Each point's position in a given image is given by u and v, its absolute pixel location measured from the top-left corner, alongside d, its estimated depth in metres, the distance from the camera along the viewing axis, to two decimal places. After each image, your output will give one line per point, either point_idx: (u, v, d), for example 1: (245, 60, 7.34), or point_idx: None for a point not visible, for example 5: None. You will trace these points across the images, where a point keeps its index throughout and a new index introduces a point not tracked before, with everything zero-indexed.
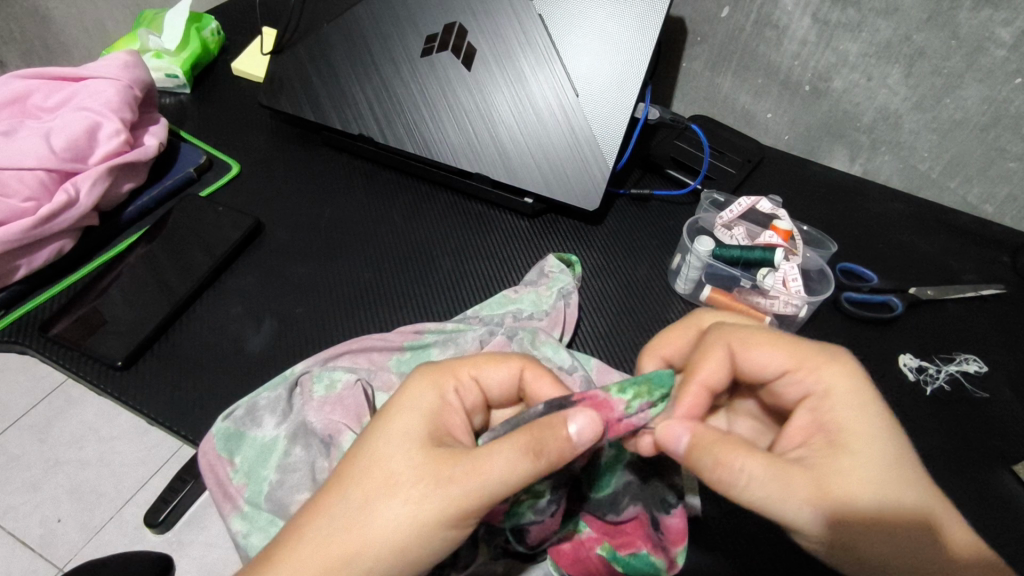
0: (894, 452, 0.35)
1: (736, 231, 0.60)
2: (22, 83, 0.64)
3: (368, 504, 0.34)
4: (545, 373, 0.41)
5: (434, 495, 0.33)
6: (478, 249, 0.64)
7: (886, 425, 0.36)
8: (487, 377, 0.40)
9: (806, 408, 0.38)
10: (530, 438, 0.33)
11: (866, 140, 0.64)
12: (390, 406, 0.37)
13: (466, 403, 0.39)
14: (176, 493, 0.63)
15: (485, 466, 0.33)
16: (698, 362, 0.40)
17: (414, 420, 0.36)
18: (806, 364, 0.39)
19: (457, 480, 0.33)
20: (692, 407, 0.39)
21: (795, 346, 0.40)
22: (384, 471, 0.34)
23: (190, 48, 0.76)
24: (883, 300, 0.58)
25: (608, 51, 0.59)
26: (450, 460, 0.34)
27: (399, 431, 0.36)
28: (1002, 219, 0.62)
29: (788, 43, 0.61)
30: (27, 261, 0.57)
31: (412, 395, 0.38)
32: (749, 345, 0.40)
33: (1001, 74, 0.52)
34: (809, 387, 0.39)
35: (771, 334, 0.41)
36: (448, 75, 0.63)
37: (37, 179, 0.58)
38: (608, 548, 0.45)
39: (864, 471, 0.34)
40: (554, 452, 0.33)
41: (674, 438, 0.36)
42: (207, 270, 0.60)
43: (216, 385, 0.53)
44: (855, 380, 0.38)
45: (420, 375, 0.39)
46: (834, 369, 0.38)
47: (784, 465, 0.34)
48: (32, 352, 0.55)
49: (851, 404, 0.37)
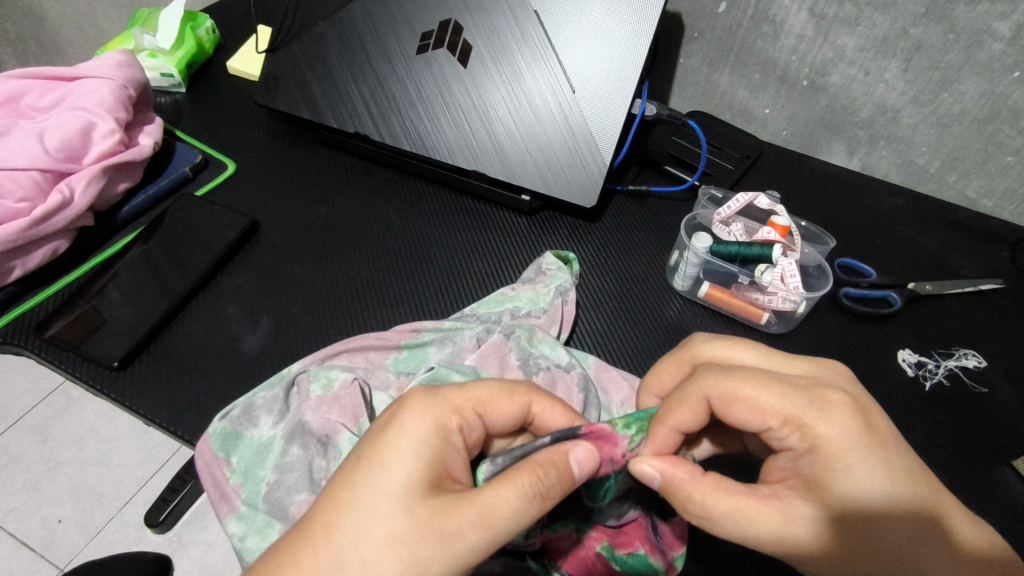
0: (871, 500, 0.34)
1: (734, 227, 0.60)
2: (15, 83, 0.64)
3: (366, 565, 0.32)
4: (554, 404, 0.41)
5: (439, 554, 0.32)
6: (476, 248, 0.63)
7: (874, 475, 0.34)
8: (492, 412, 0.39)
9: (787, 457, 0.37)
10: (536, 482, 0.34)
11: (864, 135, 0.64)
12: (385, 451, 0.35)
13: (469, 439, 0.38)
14: (176, 492, 0.63)
15: (496, 519, 0.33)
16: (669, 405, 0.39)
17: (414, 466, 0.34)
18: (791, 420, 0.36)
19: (464, 535, 0.32)
20: (661, 444, 0.39)
21: (787, 399, 0.37)
22: (380, 529, 0.32)
23: (185, 47, 0.76)
24: (882, 295, 0.57)
25: (606, 47, 0.59)
26: (454, 513, 0.33)
27: (397, 482, 0.34)
28: (1001, 213, 0.62)
29: (785, 38, 0.61)
30: (22, 261, 0.57)
31: (410, 435, 0.35)
32: (729, 400, 0.38)
33: (999, 68, 0.52)
34: (793, 443, 0.36)
35: (758, 384, 0.37)
36: (445, 73, 0.63)
37: (31, 180, 0.58)
38: (608, 545, 0.44)
39: (829, 516, 0.34)
40: (559, 492, 0.34)
41: (648, 475, 0.38)
42: (204, 269, 0.59)
43: (213, 384, 0.53)
44: (843, 435, 0.35)
45: (418, 411, 0.36)
46: (822, 427, 0.35)
47: (752, 509, 0.35)
48: (29, 353, 0.55)
49: (836, 457, 0.35)
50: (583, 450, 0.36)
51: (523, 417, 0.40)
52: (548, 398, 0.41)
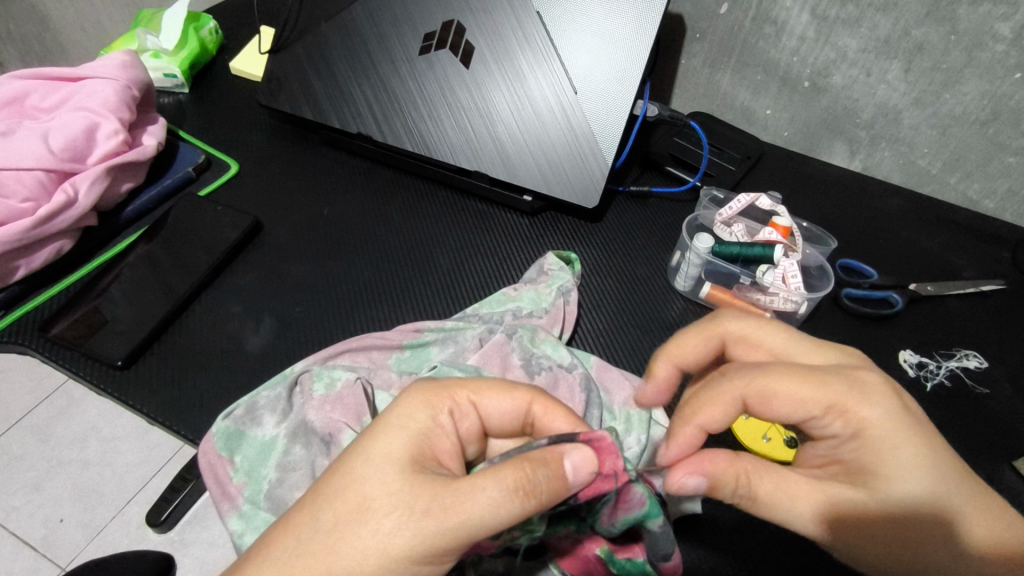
0: (915, 485, 0.35)
1: (735, 228, 0.60)
2: (20, 84, 0.64)
3: (338, 530, 0.33)
4: (556, 408, 0.40)
5: (406, 527, 0.32)
6: (475, 248, 0.64)
7: (917, 461, 0.35)
8: (488, 404, 0.39)
9: (828, 444, 0.37)
10: (520, 476, 0.33)
11: (866, 136, 0.64)
12: (377, 426, 0.36)
13: (462, 428, 0.38)
14: (178, 492, 0.63)
15: (467, 504, 0.32)
16: (699, 401, 0.39)
17: (399, 442, 0.35)
18: (835, 407, 0.36)
19: (434, 515, 0.32)
20: (686, 444, 0.39)
21: (826, 389, 0.36)
22: (357, 495, 0.33)
23: (188, 47, 0.76)
24: (883, 296, 0.57)
25: (607, 47, 0.59)
26: (429, 491, 0.33)
27: (380, 454, 0.35)
28: (1002, 214, 0.62)
29: (787, 39, 0.61)
30: (26, 261, 0.57)
31: (403, 415, 0.37)
32: (768, 397, 0.37)
33: (1001, 69, 0.52)
34: (837, 430, 0.37)
35: (798, 377, 0.37)
36: (447, 73, 0.63)
37: (36, 180, 0.58)
38: (608, 548, 0.44)
39: (874, 501, 0.35)
40: (544, 492, 0.33)
41: (689, 479, 0.37)
42: (206, 270, 0.60)
43: (216, 384, 0.53)
44: (887, 421, 0.35)
45: (415, 395, 0.38)
46: (867, 413, 0.36)
47: (795, 488, 0.36)
48: (32, 353, 0.55)
49: (882, 440, 0.35)
50: (581, 454, 0.35)
51: (522, 417, 0.40)
52: (552, 402, 0.41)
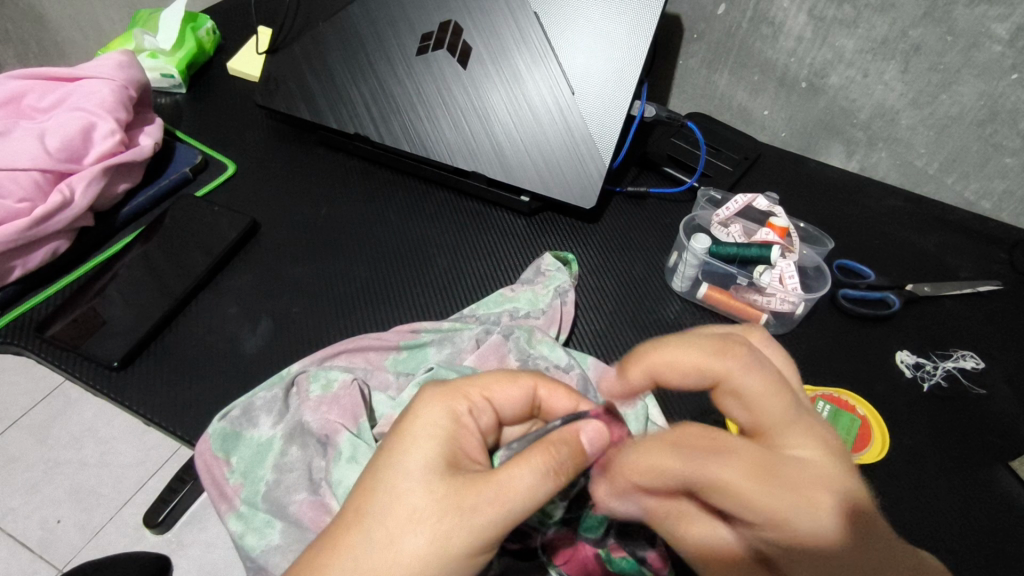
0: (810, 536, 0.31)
1: (732, 228, 0.60)
2: (17, 84, 0.64)
3: (391, 544, 0.33)
4: (557, 386, 0.41)
5: (458, 528, 0.32)
6: (478, 248, 0.64)
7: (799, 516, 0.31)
8: (500, 398, 0.39)
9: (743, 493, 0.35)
10: (548, 458, 0.34)
11: (863, 136, 0.64)
12: (403, 437, 0.36)
13: (481, 425, 0.38)
14: (175, 493, 0.63)
15: (510, 494, 0.33)
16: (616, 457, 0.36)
17: (429, 448, 0.35)
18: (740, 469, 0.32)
19: (482, 510, 0.33)
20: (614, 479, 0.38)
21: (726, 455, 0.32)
22: (404, 507, 0.33)
23: (185, 48, 0.76)
24: (880, 296, 0.57)
25: (605, 48, 0.59)
26: (470, 490, 0.33)
27: (414, 463, 0.34)
28: (999, 215, 0.62)
29: (785, 40, 0.61)
30: (22, 261, 0.57)
31: (424, 422, 0.36)
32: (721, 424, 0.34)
33: (997, 70, 0.52)
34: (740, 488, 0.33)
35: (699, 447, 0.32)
36: (445, 74, 0.63)
37: (32, 180, 0.58)
38: (605, 547, 0.45)
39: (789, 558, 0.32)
40: (571, 468, 0.34)
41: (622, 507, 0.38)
42: (203, 271, 0.60)
43: (213, 385, 0.53)
44: (826, 458, 0.33)
45: (430, 400, 0.37)
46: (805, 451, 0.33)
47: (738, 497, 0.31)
48: (29, 353, 0.55)
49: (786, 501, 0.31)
50: (593, 426, 0.36)
51: (530, 401, 0.40)
52: (552, 382, 0.41)
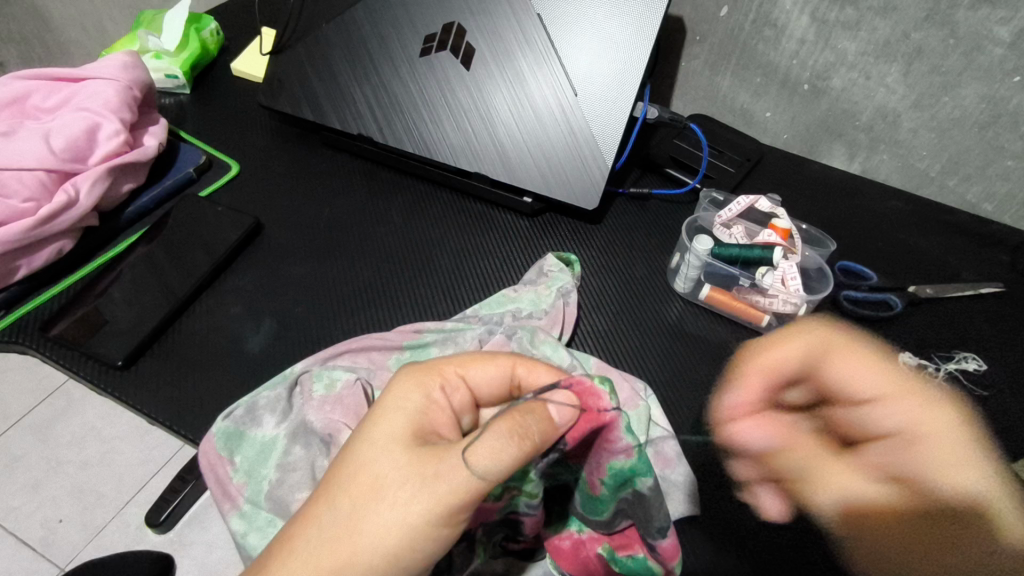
0: (976, 457, 0.39)
1: (735, 230, 0.60)
2: (21, 84, 0.64)
3: (357, 513, 0.33)
4: (538, 364, 0.40)
5: (420, 495, 0.33)
6: (476, 246, 0.64)
7: (968, 461, 0.39)
8: (475, 376, 0.39)
9: (882, 443, 0.40)
10: (512, 425, 0.33)
11: (865, 138, 0.64)
12: (374, 413, 0.37)
13: (455, 402, 0.38)
14: (177, 493, 0.63)
15: (470, 460, 0.32)
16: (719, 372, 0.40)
17: (398, 422, 0.36)
18: (892, 398, 0.42)
19: (442, 477, 0.33)
20: None
21: (893, 379, 0.43)
22: (370, 476, 0.34)
23: (189, 48, 0.76)
24: (882, 299, 0.57)
25: (607, 48, 0.59)
26: (434, 458, 0.34)
27: (381, 435, 0.35)
28: (1001, 217, 0.62)
29: (787, 42, 0.61)
30: (27, 261, 0.57)
31: (395, 398, 0.37)
32: (834, 358, 0.44)
33: (999, 73, 0.52)
34: (895, 427, 0.40)
35: (879, 367, 0.44)
36: (448, 74, 0.64)
37: (37, 180, 0.58)
38: (608, 547, 0.44)
39: (935, 456, 0.38)
40: (537, 434, 0.33)
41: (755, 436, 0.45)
42: (206, 271, 0.60)
43: (215, 385, 0.54)
44: (900, 407, 0.41)
45: (404, 378, 0.38)
46: (898, 411, 0.41)
47: (786, 466, 0.44)
48: (33, 353, 0.55)
49: (929, 480, 0.38)
50: (560, 396, 0.35)
51: (509, 382, 0.39)
52: (534, 362, 0.40)
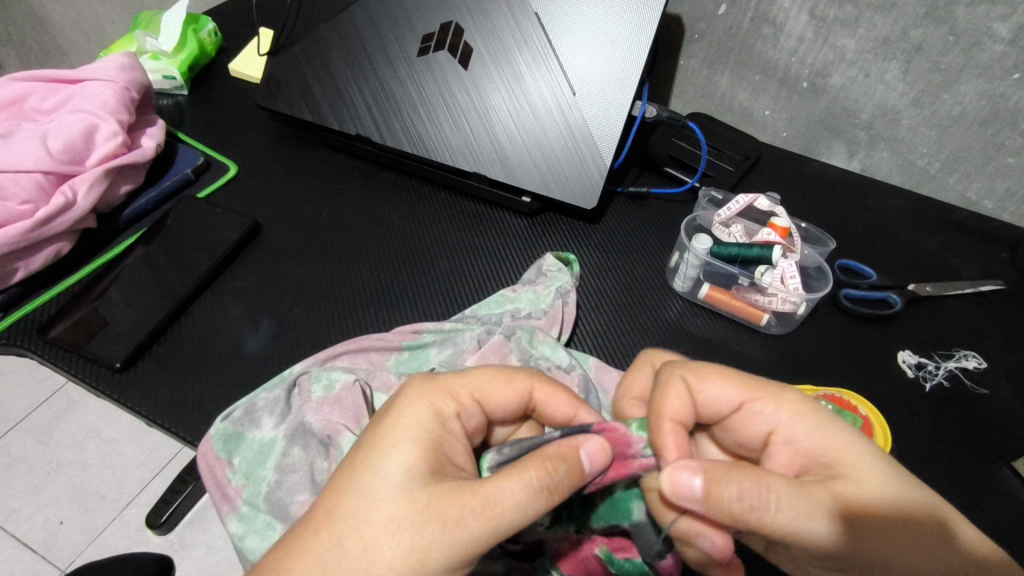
0: (842, 430, 0.37)
1: (733, 229, 0.60)
2: (18, 85, 0.64)
3: (366, 553, 0.33)
4: (556, 390, 0.41)
5: (439, 542, 0.32)
6: (480, 249, 0.64)
7: (844, 433, 0.37)
8: (491, 399, 0.40)
9: (781, 442, 0.38)
10: (543, 476, 0.33)
11: (865, 136, 0.64)
12: (385, 441, 0.36)
13: (468, 427, 0.39)
14: (178, 494, 0.63)
15: (496, 508, 0.33)
16: (657, 398, 0.39)
17: (412, 454, 0.35)
18: (762, 395, 0.39)
19: (464, 524, 0.32)
20: (679, 445, 0.36)
21: (748, 377, 0.40)
22: (382, 514, 0.33)
23: (187, 49, 0.76)
24: (882, 296, 0.57)
25: (607, 49, 0.59)
26: (454, 501, 0.33)
27: (396, 469, 0.35)
28: (1002, 214, 0.62)
29: (786, 40, 0.61)
30: (25, 263, 0.57)
31: (409, 424, 0.37)
32: (701, 379, 0.40)
33: (999, 70, 0.52)
34: (778, 421, 0.38)
35: (724, 370, 0.40)
36: (445, 74, 0.63)
37: (35, 181, 0.58)
38: (607, 548, 0.44)
39: (843, 438, 0.37)
40: (566, 487, 0.34)
41: (686, 481, 0.33)
42: (205, 271, 0.60)
43: (213, 386, 0.53)
44: (812, 402, 0.39)
45: (416, 399, 0.38)
46: (787, 396, 0.39)
47: (798, 513, 0.33)
48: (31, 355, 0.55)
49: (856, 462, 0.36)
50: (594, 444, 0.36)
51: (524, 404, 0.41)
52: (551, 385, 0.41)
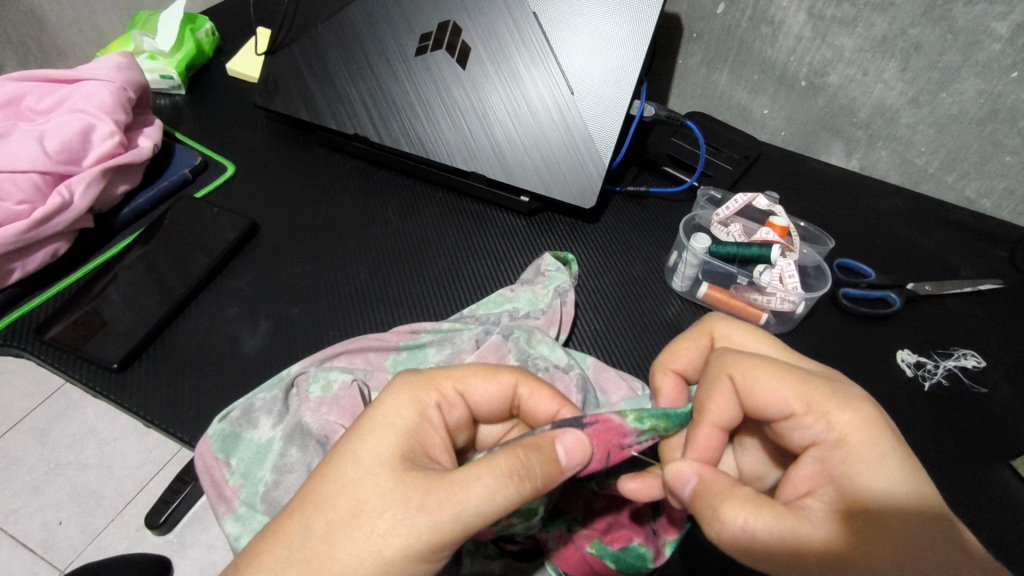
0: (884, 457, 0.35)
1: (732, 228, 0.60)
2: (15, 85, 0.64)
3: (330, 537, 0.33)
4: (542, 389, 0.41)
5: (402, 527, 0.32)
6: (473, 247, 0.64)
7: (881, 458, 0.35)
8: (474, 391, 0.40)
9: (813, 457, 0.37)
10: (515, 464, 0.33)
11: (863, 135, 0.64)
12: (361, 428, 0.36)
13: (449, 420, 0.39)
14: (177, 495, 0.63)
15: (462, 494, 0.32)
16: (704, 397, 0.40)
17: (387, 441, 0.36)
18: (815, 407, 0.37)
19: (429, 509, 0.32)
20: (705, 447, 0.39)
21: (806, 386, 0.38)
22: (350, 498, 0.33)
23: (184, 49, 0.76)
24: (881, 295, 0.57)
25: (600, 46, 0.59)
26: (422, 487, 0.33)
27: (369, 454, 0.35)
28: (1000, 213, 0.62)
29: (784, 39, 0.61)
30: (22, 263, 0.57)
31: (388, 413, 0.37)
32: (752, 381, 0.38)
33: (998, 68, 0.52)
34: (819, 434, 0.37)
35: (782, 372, 0.38)
36: (444, 73, 0.63)
37: (31, 182, 0.58)
38: (599, 540, 0.44)
39: (874, 464, 0.35)
40: (539, 476, 0.33)
41: (682, 481, 0.36)
42: (202, 271, 0.60)
43: (211, 387, 0.53)
44: (867, 423, 0.36)
45: (398, 390, 0.38)
46: (844, 416, 0.36)
47: (769, 544, 0.33)
48: (27, 356, 0.55)
49: (876, 488, 0.34)
50: (572, 437, 0.35)
51: (510, 399, 0.41)
52: (537, 383, 0.41)
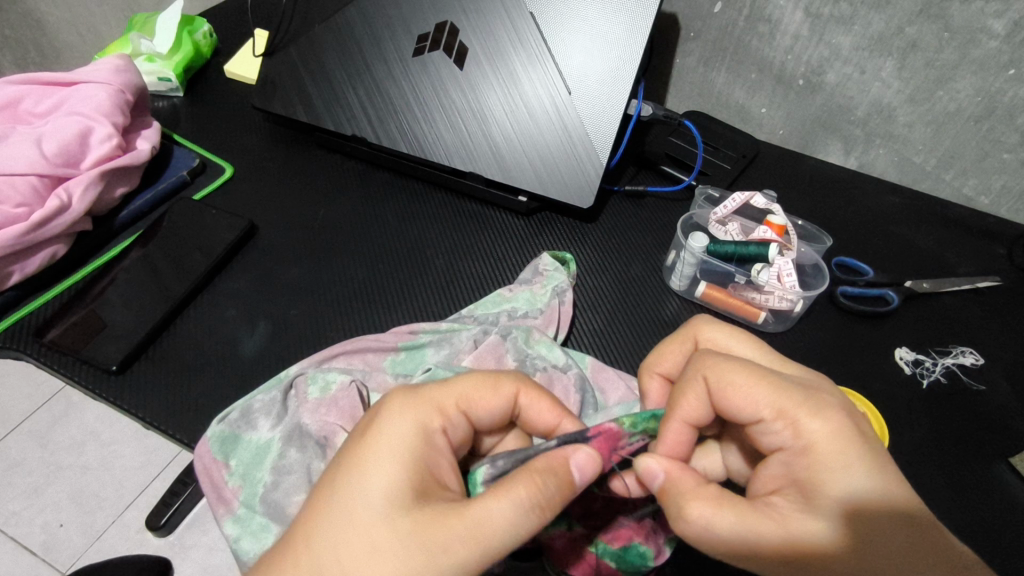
0: (853, 464, 0.34)
1: (730, 227, 0.60)
2: (13, 88, 0.64)
3: None
4: (543, 398, 0.41)
5: (424, 567, 0.32)
6: (472, 249, 0.64)
7: (850, 464, 0.34)
8: (477, 409, 0.39)
9: (779, 459, 0.37)
10: (534, 492, 0.33)
11: (861, 133, 0.64)
12: (365, 461, 0.35)
13: (454, 439, 0.38)
14: (177, 496, 0.63)
15: (485, 530, 0.32)
16: (674, 397, 0.39)
17: (394, 473, 0.35)
18: (785, 413, 0.37)
19: (451, 547, 0.32)
20: (673, 443, 0.39)
21: (778, 392, 0.37)
22: (365, 539, 0.33)
23: (182, 51, 0.76)
24: (879, 293, 0.57)
25: (602, 48, 0.59)
26: (440, 524, 0.33)
27: (378, 489, 0.34)
28: (998, 210, 0.62)
29: (781, 38, 0.61)
30: (21, 266, 0.57)
31: (389, 440, 0.36)
32: (725, 385, 0.38)
33: (994, 66, 0.52)
34: (786, 440, 0.36)
35: (754, 376, 0.38)
36: (439, 74, 0.63)
37: (30, 185, 0.58)
38: (601, 540, 0.43)
39: (842, 471, 0.34)
40: (557, 502, 0.34)
41: (650, 475, 0.37)
42: (202, 272, 0.60)
43: (211, 388, 0.53)
44: (837, 431, 0.36)
45: (398, 414, 0.37)
46: (813, 424, 0.36)
47: (732, 543, 0.34)
48: (27, 359, 0.55)
49: (841, 493, 0.34)
50: (585, 455, 0.36)
51: (510, 410, 0.41)
52: (538, 391, 0.41)
